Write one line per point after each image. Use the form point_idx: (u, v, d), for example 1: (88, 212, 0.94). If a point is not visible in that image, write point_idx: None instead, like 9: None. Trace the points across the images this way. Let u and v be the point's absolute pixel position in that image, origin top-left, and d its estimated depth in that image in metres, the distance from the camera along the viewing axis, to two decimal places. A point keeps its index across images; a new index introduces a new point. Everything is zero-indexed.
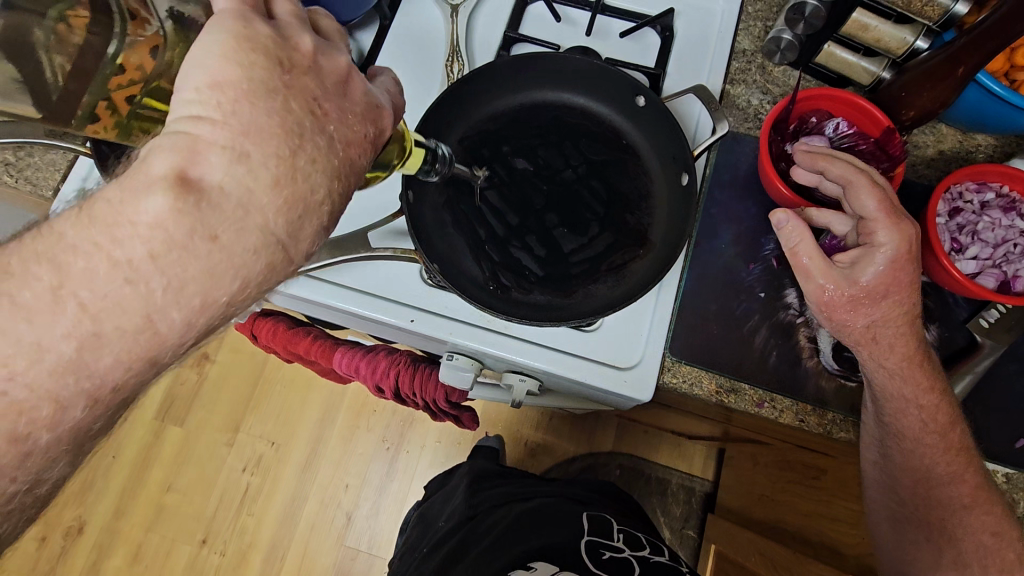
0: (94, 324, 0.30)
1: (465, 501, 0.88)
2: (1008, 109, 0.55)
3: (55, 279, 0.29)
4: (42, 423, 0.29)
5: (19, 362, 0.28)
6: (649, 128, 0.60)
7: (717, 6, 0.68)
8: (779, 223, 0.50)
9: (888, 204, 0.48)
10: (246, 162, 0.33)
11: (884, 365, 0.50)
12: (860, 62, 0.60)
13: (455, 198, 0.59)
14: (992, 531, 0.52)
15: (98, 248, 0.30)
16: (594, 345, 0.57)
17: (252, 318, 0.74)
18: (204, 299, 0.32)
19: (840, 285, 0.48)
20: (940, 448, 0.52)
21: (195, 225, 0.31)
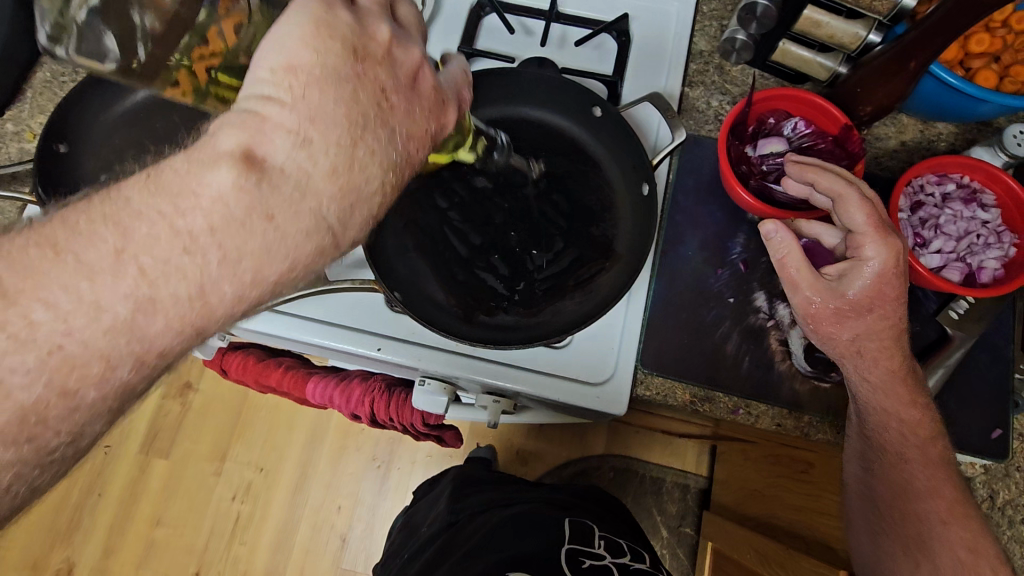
0: (150, 289, 0.29)
1: (448, 506, 0.88)
2: (963, 98, 0.55)
3: (118, 241, 0.28)
4: (91, 380, 0.28)
5: (77, 319, 0.28)
6: (608, 138, 0.59)
7: (672, 7, 0.68)
8: (768, 234, 0.49)
9: (876, 219, 0.47)
10: (307, 149, 0.31)
11: (868, 378, 0.49)
12: (815, 58, 0.59)
13: (416, 221, 0.58)
14: (968, 547, 0.49)
15: (161, 216, 0.29)
16: (566, 363, 0.57)
17: (220, 352, 0.72)
18: (252, 277, 0.31)
19: (826, 298, 0.48)
20: (919, 462, 0.51)
21: (253, 204, 0.30)
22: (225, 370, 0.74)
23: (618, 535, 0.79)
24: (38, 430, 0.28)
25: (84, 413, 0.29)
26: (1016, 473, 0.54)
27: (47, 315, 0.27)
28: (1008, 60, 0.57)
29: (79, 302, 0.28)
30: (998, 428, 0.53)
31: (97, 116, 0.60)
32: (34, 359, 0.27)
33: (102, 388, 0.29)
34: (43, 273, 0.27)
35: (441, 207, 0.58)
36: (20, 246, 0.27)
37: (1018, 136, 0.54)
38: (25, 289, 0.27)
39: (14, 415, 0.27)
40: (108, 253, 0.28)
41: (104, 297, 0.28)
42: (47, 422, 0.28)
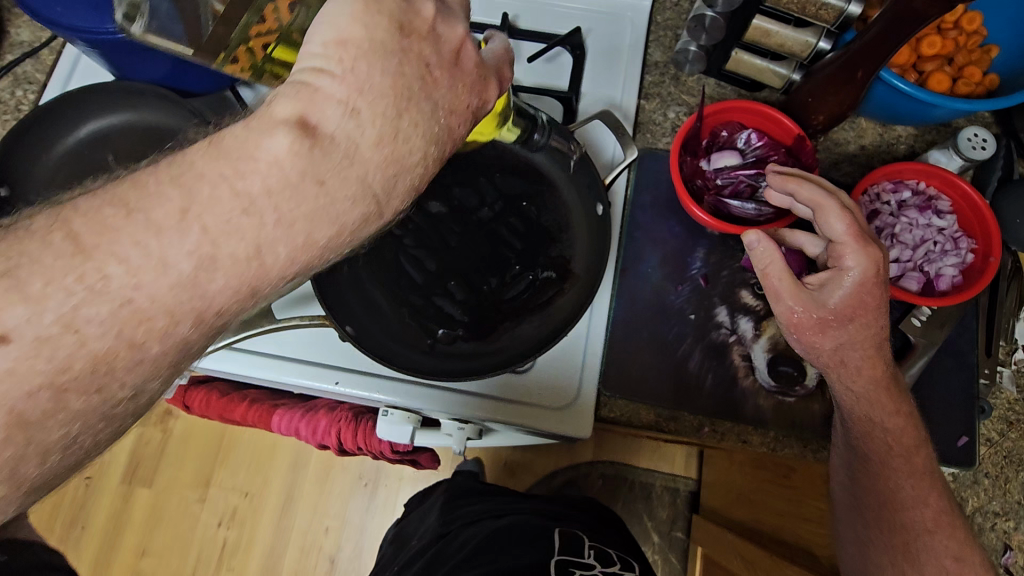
0: (213, 247, 0.25)
1: (438, 519, 0.87)
2: (915, 102, 0.54)
3: (183, 200, 0.25)
4: (156, 334, 0.25)
5: (146, 274, 0.24)
6: (562, 156, 0.58)
7: (626, 18, 0.67)
8: (751, 244, 0.47)
9: (857, 228, 0.46)
10: (352, 122, 0.27)
11: (852, 389, 0.48)
12: (769, 66, 0.58)
13: (368, 248, 0.56)
14: (955, 556, 0.48)
15: (223, 178, 0.25)
16: (531, 388, 0.56)
17: (182, 389, 0.70)
18: (305, 241, 0.27)
19: (808, 308, 0.46)
20: (905, 471, 0.49)
21: (307, 169, 0.26)
22: (189, 406, 0.72)
23: (609, 545, 0.77)
24: (107, 379, 0.24)
25: (149, 367, 0.25)
26: (984, 480, 0.53)
27: (122, 270, 0.24)
28: (959, 62, 0.56)
29: (148, 258, 0.24)
30: (966, 436, 0.52)
31: (35, 157, 0.59)
32: (107, 310, 0.24)
33: (167, 343, 0.25)
34: (115, 230, 0.24)
35: (395, 234, 0.57)
36: (96, 206, 0.24)
37: (972, 139, 0.53)
38: (101, 242, 0.24)
39: (88, 362, 0.24)
40: (172, 211, 0.24)
41: (170, 253, 0.24)
42: (115, 372, 0.24)
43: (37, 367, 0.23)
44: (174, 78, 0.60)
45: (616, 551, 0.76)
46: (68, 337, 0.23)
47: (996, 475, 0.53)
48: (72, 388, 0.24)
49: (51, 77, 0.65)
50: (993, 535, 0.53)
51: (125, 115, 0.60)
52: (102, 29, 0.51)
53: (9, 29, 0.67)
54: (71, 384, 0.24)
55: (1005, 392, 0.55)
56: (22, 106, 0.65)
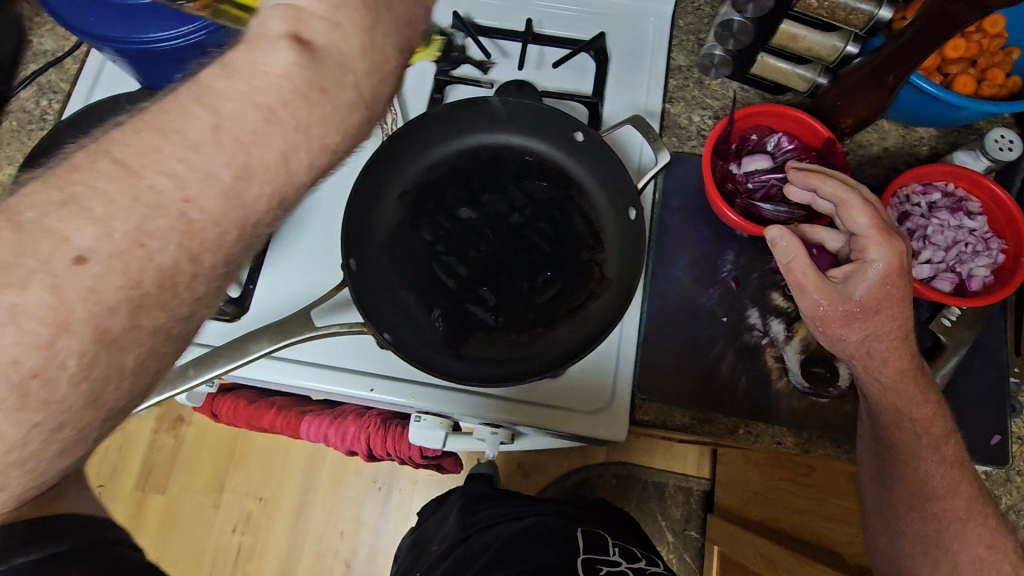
0: (246, 156, 0.26)
1: (458, 522, 0.86)
2: (942, 105, 0.55)
3: (212, 117, 0.25)
4: (213, 245, 0.26)
5: (194, 185, 0.25)
6: (591, 162, 0.58)
7: (649, 23, 0.68)
8: (773, 239, 0.48)
9: (881, 223, 0.47)
10: (338, 34, 0.27)
11: (879, 379, 0.49)
12: (794, 70, 0.59)
13: (400, 257, 0.57)
14: (988, 544, 0.48)
15: (241, 93, 0.26)
16: (564, 392, 0.56)
17: (209, 397, 0.70)
18: (319, 144, 0.28)
19: (834, 300, 0.47)
20: (935, 460, 0.49)
21: (312, 78, 0.27)
22: (216, 414, 0.72)
23: (630, 543, 0.78)
24: (168, 297, 0.26)
25: (204, 282, 0.26)
26: (1016, 478, 0.54)
27: (170, 185, 0.24)
28: (983, 64, 0.57)
29: (193, 171, 0.25)
30: (997, 434, 0.53)
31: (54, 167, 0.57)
32: (169, 227, 0.25)
33: (219, 253, 0.26)
34: (156, 150, 0.24)
35: (426, 241, 0.57)
36: (129, 132, 0.25)
37: (999, 140, 0.54)
38: (146, 162, 0.24)
39: (154, 277, 0.25)
40: (203, 128, 0.25)
41: (210, 163, 0.25)
42: (177, 289, 0.26)
43: (112, 283, 0.24)
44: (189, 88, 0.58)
45: (642, 550, 0.76)
46: (135, 251, 0.24)
47: None
48: (144, 305, 0.25)
49: (74, 86, 0.64)
50: None
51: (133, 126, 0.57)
52: (131, 38, 0.51)
53: (31, 39, 0.66)
54: (143, 301, 0.25)
55: None
56: (46, 115, 0.64)
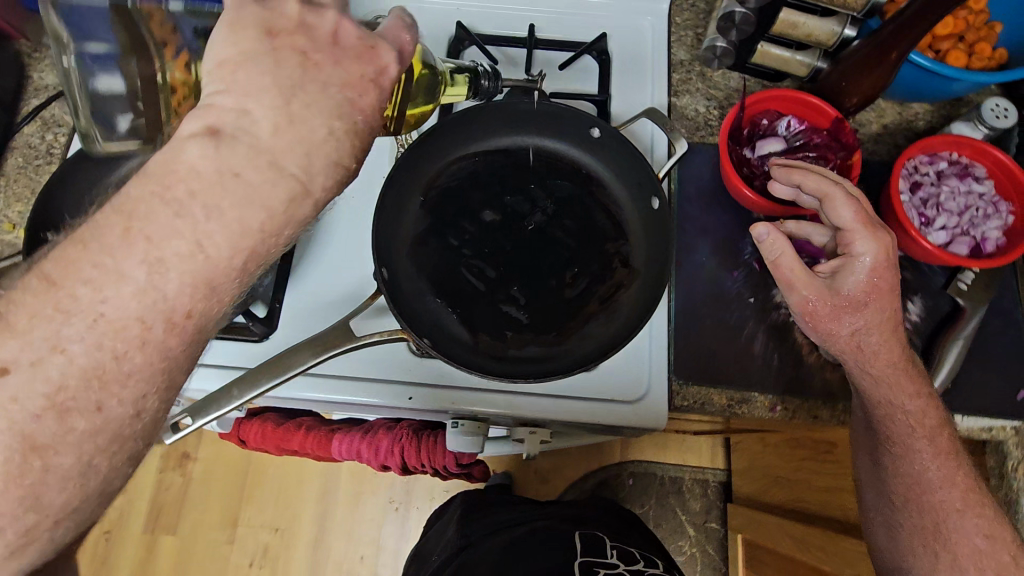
0: (158, 252, 0.30)
1: (457, 531, 0.83)
2: (939, 79, 0.57)
3: (124, 221, 0.30)
4: (134, 342, 0.30)
5: (109, 287, 0.29)
6: (610, 158, 0.60)
7: (646, 22, 0.70)
8: (761, 236, 0.50)
9: (864, 215, 0.48)
10: (245, 120, 0.32)
11: (870, 371, 0.49)
12: (795, 56, 0.61)
13: (429, 263, 0.57)
14: (986, 534, 0.50)
15: (154, 195, 0.30)
16: (597, 385, 0.57)
17: (237, 422, 0.70)
18: (240, 227, 0.31)
19: (822, 295, 0.48)
20: (930, 452, 0.51)
21: (219, 165, 0.31)
22: (244, 440, 0.72)
23: (635, 544, 0.76)
24: (103, 394, 0.30)
25: (139, 378, 0.30)
26: None
27: (87, 290, 0.29)
28: (971, 38, 0.60)
29: (105, 272, 0.29)
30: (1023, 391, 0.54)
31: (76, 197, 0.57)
32: (84, 325, 0.29)
33: (146, 350, 0.30)
34: (77, 261, 0.29)
35: (454, 245, 0.58)
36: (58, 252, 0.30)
37: (995, 109, 0.56)
38: (66, 274, 0.29)
39: (80, 377, 0.29)
40: (118, 233, 0.30)
41: (125, 266, 0.29)
42: (109, 386, 0.30)
43: (35, 388, 0.28)
44: None
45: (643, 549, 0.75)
46: (55, 356, 0.29)
47: None
48: (69, 408, 0.29)
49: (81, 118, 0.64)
50: None
51: None
52: None
53: (31, 73, 0.66)
54: (70, 403, 0.29)
55: None
56: (53, 149, 0.63)
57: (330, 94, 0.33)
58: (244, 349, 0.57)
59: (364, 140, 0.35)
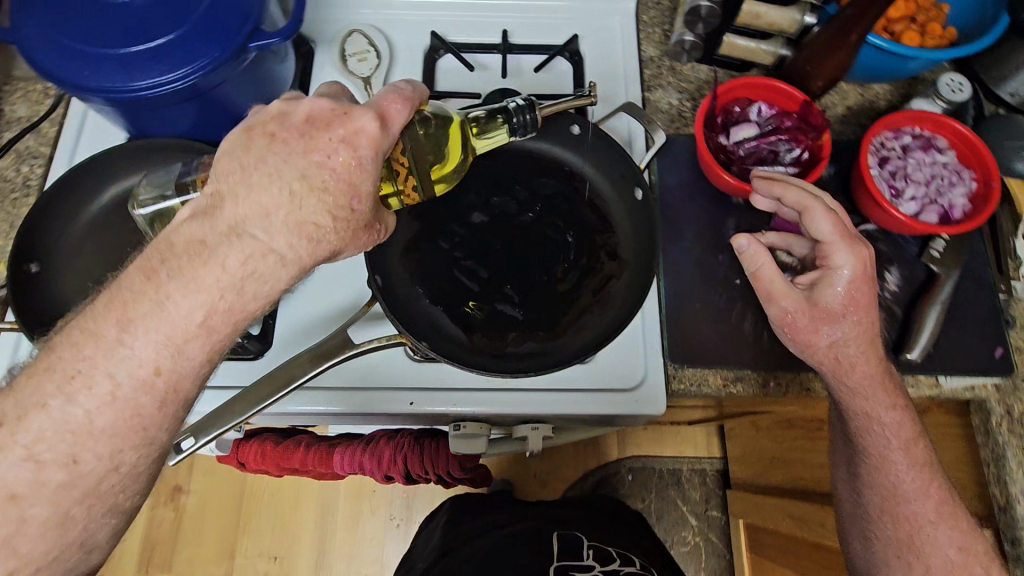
0: (127, 316, 0.34)
1: (441, 535, 0.81)
2: (896, 59, 0.61)
3: (109, 295, 0.34)
4: (104, 397, 0.33)
5: (88, 347, 0.33)
6: (591, 152, 0.62)
7: (614, 23, 0.72)
8: (741, 248, 0.52)
9: (841, 228, 0.51)
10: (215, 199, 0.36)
11: (848, 383, 0.51)
12: (761, 45, 0.63)
13: (422, 267, 0.58)
14: (957, 546, 0.51)
15: (139, 268, 0.35)
16: (594, 376, 0.58)
17: (234, 445, 0.69)
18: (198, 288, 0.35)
19: (800, 305, 0.50)
20: (905, 465, 0.52)
21: (193, 237, 0.35)
22: (243, 462, 0.71)
23: (616, 544, 0.75)
24: (83, 443, 0.33)
25: (109, 430, 0.33)
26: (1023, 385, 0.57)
27: (72, 354, 0.33)
28: (922, 20, 0.63)
29: (86, 337, 0.34)
30: (998, 347, 0.57)
31: (63, 224, 0.57)
32: (61, 382, 0.33)
33: (119, 406, 0.33)
34: (71, 329, 0.34)
35: (445, 249, 0.58)
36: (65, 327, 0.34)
37: (951, 83, 0.59)
38: (62, 340, 0.34)
39: (56, 429, 0.32)
40: (102, 305, 0.34)
41: (100, 326, 0.34)
42: (90, 436, 0.33)
43: (20, 438, 0.32)
44: (201, 127, 0.60)
45: (620, 546, 0.74)
46: (39, 411, 0.32)
47: None
48: (52, 455, 0.32)
49: (57, 148, 0.63)
50: None
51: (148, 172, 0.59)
52: (129, 88, 0.50)
53: (3, 107, 0.65)
54: (49, 452, 0.32)
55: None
56: (29, 181, 0.62)
57: (297, 162, 0.37)
58: (241, 368, 0.56)
59: (359, 164, 0.38)
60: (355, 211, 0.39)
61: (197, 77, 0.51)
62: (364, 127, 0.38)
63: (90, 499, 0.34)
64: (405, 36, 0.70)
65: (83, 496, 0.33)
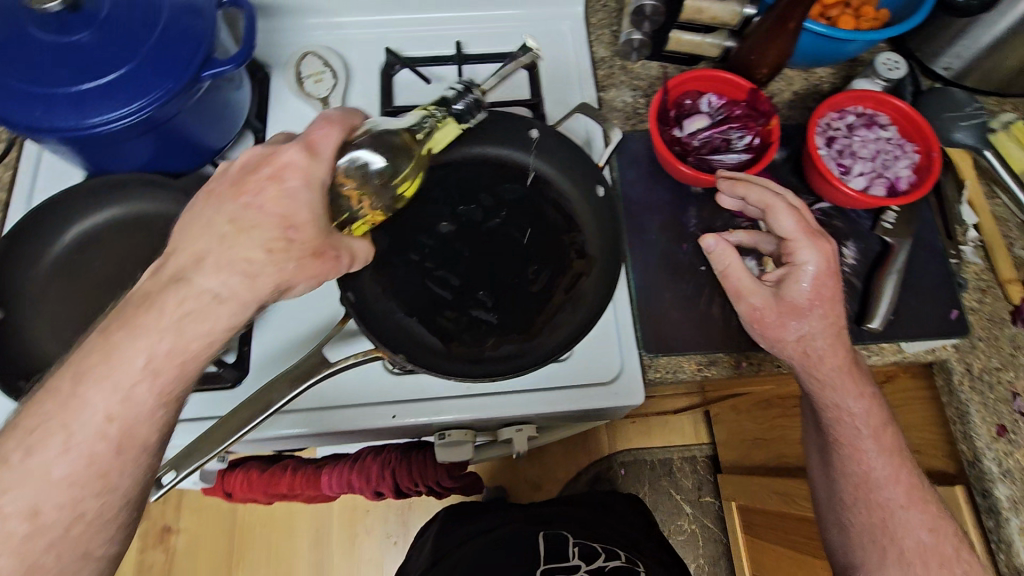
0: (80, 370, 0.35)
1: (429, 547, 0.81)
2: (834, 43, 0.63)
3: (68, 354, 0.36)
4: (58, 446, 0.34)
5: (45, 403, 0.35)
6: (550, 154, 0.63)
7: (564, 29, 0.73)
8: (710, 247, 0.54)
9: (804, 224, 0.53)
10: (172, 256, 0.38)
11: (817, 375, 0.53)
12: (705, 39, 0.65)
13: (393, 280, 0.58)
14: (929, 529, 0.53)
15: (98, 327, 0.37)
16: (572, 372, 0.59)
17: (218, 476, 0.69)
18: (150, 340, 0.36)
19: (766, 301, 0.53)
20: (875, 451, 0.54)
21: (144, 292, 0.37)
22: (229, 492, 0.71)
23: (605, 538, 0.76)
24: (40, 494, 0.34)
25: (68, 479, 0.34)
26: (978, 343, 0.60)
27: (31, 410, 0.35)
28: (856, 4, 0.66)
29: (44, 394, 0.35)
30: (954, 309, 0.60)
31: (22, 269, 0.57)
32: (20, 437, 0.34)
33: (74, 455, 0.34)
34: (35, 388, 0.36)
35: (417, 260, 0.59)
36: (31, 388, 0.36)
37: (887, 62, 0.62)
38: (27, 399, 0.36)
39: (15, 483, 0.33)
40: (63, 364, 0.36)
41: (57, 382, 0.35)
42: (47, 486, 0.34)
43: None
44: (159, 160, 0.59)
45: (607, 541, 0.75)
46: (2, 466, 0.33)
47: (987, 337, 0.60)
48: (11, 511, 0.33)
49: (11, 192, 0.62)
50: (1002, 386, 0.58)
51: (108, 211, 0.59)
52: (83, 125, 0.50)
53: None
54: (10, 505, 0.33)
55: (972, 265, 0.63)
56: None
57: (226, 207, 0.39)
58: (217, 399, 0.56)
59: None
60: (293, 236, 0.40)
61: (151, 109, 0.51)
62: (291, 161, 0.40)
63: (60, 545, 0.34)
64: (359, 54, 0.71)
65: (51, 543, 0.34)
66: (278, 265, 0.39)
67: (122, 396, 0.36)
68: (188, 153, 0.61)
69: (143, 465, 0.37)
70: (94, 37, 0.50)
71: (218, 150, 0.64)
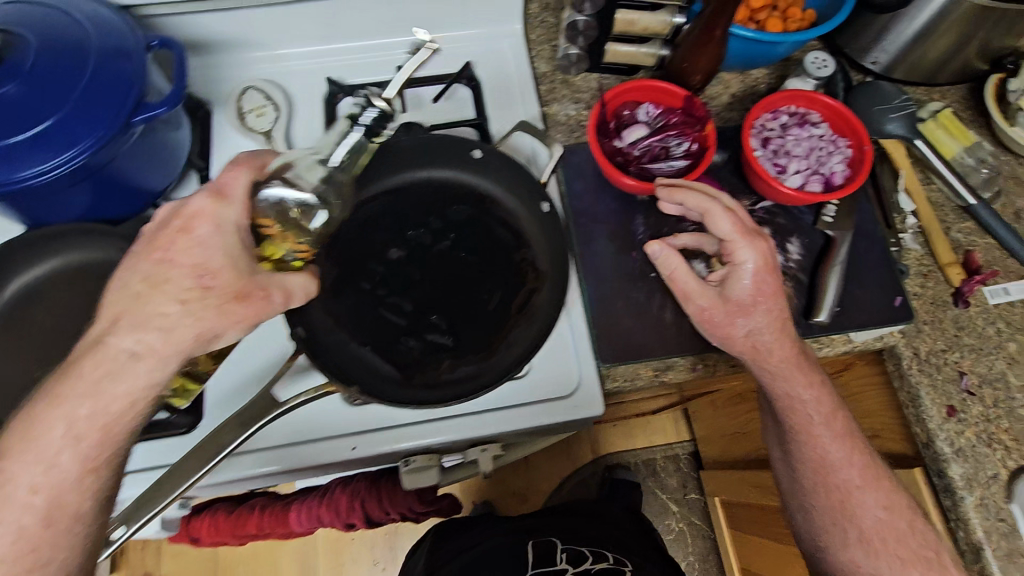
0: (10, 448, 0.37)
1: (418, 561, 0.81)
2: (763, 46, 0.65)
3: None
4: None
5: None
6: (494, 172, 0.64)
7: (505, 48, 0.74)
8: (656, 254, 0.55)
9: (739, 226, 0.54)
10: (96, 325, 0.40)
11: (768, 367, 0.54)
12: (639, 49, 0.67)
13: (344, 310, 0.57)
14: (885, 507, 0.54)
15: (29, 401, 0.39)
16: (530, 388, 0.59)
17: (184, 522, 0.68)
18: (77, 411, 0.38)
19: (712, 302, 0.54)
20: (829, 436, 0.55)
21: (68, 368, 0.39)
22: (197, 538, 0.70)
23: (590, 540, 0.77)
24: None
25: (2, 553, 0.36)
26: (924, 327, 0.61)
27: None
28: (783, 6, 0.68)
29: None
30: (897, 296, 0.61)
31: None
32: None
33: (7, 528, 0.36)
34: None
35: (368, 289, 0.58)
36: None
37: (816, 61, 0.64)
38: None
39: None
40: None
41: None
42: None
43: None
44: (97, 208, 0.59)
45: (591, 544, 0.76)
46: None
47: (932, 321, 0.61)
48: None
49: None
50: (949, 367, 0.60)
51: (48, 263, 0.58)
52: (15, 179, 0.49)
53: None
54: None
55: (913, 252, 0.65)
56: None
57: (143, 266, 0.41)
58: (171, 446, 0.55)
59: None
60: (208, 285, 0.41)
61: (83, 158, 0.50)
62: (200, 209, 0.43)
63: None
64: (301, 85, 0.71)
65: None
66: (197, 317, 0.41)
67: (50, 459, 0.37)
68: (127, 198, 0.60)
69: (77, 535, 0.39)
70: (23, 87, 0.49)
71: (163, 191, 0.63)
